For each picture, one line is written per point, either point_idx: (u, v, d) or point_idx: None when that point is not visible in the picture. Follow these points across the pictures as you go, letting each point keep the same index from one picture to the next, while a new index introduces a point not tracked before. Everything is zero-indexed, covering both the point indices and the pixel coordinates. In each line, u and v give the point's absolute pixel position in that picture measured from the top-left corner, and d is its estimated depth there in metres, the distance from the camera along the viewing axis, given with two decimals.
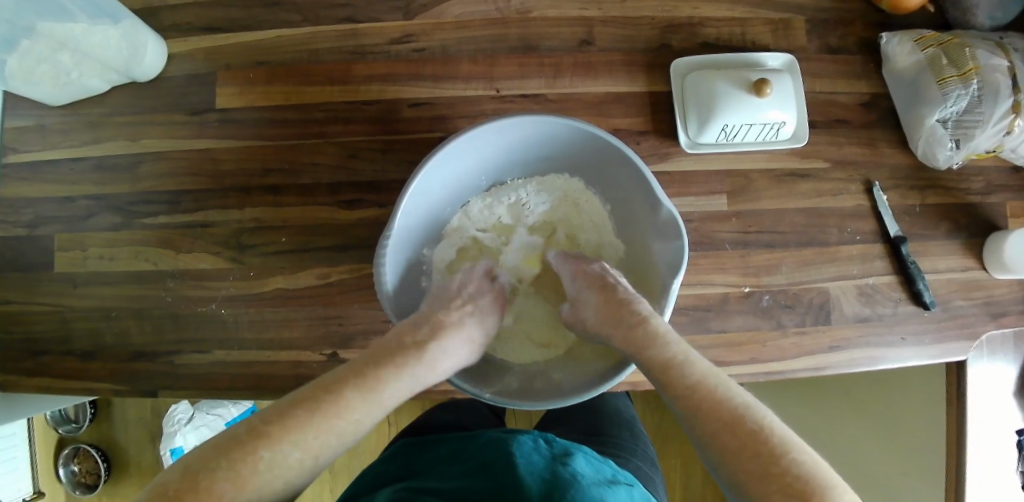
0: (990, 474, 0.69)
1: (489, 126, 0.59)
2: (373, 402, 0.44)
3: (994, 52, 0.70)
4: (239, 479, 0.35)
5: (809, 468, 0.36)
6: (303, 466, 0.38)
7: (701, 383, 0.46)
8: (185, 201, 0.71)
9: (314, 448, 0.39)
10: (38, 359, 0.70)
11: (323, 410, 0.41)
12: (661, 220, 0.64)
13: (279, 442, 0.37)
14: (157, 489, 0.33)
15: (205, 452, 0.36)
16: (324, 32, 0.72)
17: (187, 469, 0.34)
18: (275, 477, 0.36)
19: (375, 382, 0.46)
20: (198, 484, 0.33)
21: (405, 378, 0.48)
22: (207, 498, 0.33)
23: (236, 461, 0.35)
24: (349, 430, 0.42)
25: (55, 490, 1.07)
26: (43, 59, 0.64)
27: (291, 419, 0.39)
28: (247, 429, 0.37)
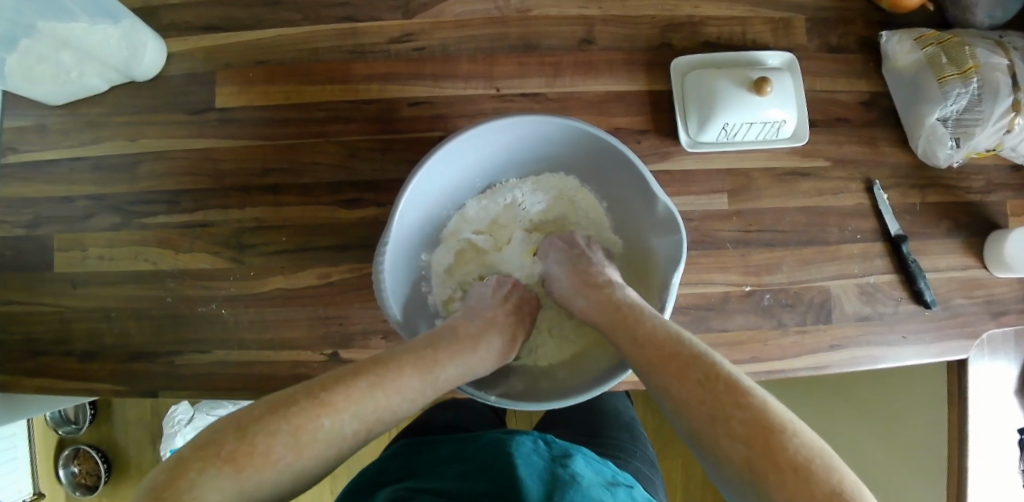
0: (991, 472, 0.69)
1: (485, 126, 0.59)
2: (427, 384, 0.47)
3: (993, 50, 0.70)
4: (298, 443, 0.36)
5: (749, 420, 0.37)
6: (356, 436, 0.40)
7: (657, 336, 0.47)
8: (185, 201, 0.71)
9: (370, 421, 0.41)
10: (37, 359, 0.70)
11: (385, 385, 0.43)
12: (659, 216, 0.63)
13: (341, 412, 0.39)
14: (216, 440, 0.35)
15: (261, 411, 0.37)
16: (323, 31, 0.72)
17: (241, 429, 0.36)
18: (331, 444, 0.38)
19: (433, 366, 0.48)
20: (253, 448, 0.35)
21: (459, 365, 0.51)
22: (263, 461, 0.35)
23: (295, 427, 0.37)
24: (403, 408, 0.44)
25: (55, 492, 1.07)
26: (43, 59, 0.64)
27: (353, 390, 0.41)
28: (309, 394, 0.39)
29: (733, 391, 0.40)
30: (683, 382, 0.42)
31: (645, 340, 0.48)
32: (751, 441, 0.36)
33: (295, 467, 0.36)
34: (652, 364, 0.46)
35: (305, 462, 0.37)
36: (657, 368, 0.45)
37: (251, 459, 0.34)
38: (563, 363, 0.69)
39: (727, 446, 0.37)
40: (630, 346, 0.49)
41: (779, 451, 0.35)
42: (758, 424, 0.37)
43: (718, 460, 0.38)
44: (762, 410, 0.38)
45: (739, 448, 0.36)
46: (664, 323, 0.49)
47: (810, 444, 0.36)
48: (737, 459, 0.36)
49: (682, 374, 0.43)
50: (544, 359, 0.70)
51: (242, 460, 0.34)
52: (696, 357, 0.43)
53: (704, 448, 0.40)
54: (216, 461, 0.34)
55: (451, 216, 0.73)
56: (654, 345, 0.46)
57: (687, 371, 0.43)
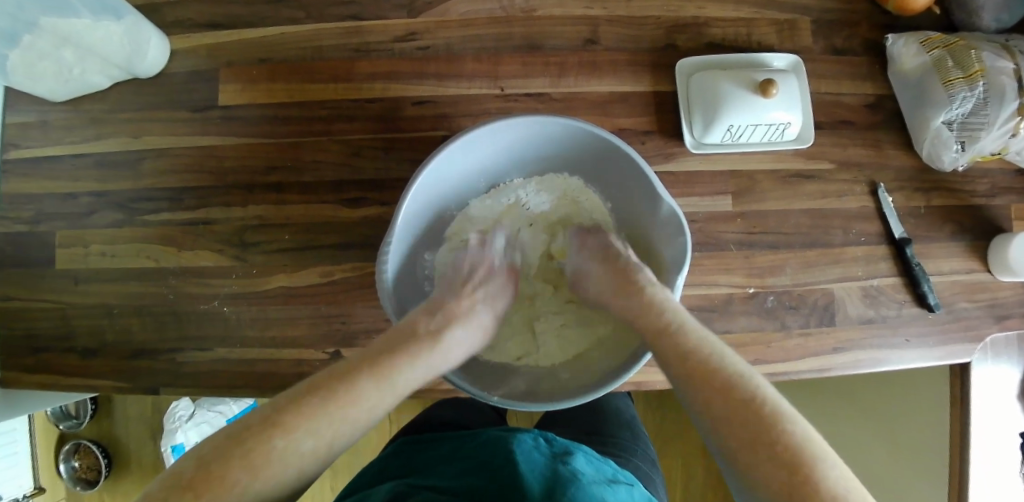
0: (994, 476, 0.69)
1: (489, 127, 0.59)
2: (387, 389, 0.45)
3: (999, 54, 0.70)
4: (253, 467, 0.36)
5: (797, 441, 0.37)
6: (316, 454, 0.39)
7: (699, 349, 0.46)
8: (187, 198, 0.70)
9: (327, 436, 0.40)
10: (38, 355, 0.70)
11: (338, 398, 0.42)
12: (664, 217, 0.63)
13: (294, 431, 0.38)
14: (174, 476, 0.35)
15: (218, 442, 0.37)
16: (328, 29, 0.72)
17: (200, 458, 0.36)
18: (289, 465, 0.37)
19: (388, 368, 0.46)
20: (210, 475, 0.35)
21: (419, 365, 0.49)
22: (221, 486, 0.34)
23: (250, 450, 0.36)
24: (364, 418, 0.42)
25: (56, 486, 1.07)
26: (46, 55, 0.63)
27: (305, 407, 0.40)
28: (261, 419, 0.39)
29: (777, 418, 0.38)
30: (727, 396, 0.41)
31: (683, 349, 0.46)
32: (795, 469, 0.35)
33: (255, 491, 0.36)
34: (692, 373, 0.44)
35: (264, 487, 0.36)
36: (696, 380, 0.43)
37: (208, 485, 0.34)
38: (565, 364, 0.69)
39: (768, 471, 0.36)
40: (668, 351, 0.47)
41: (823, 485, 0.34)
42: (803, 457, 0.36)
43: (752, 484, 0.37)
44: (807, 442, 0.37)
45: (780, 474, 0.35)
46: (704, 336, 0.47)
47: (850, 482, 0.35)
48: (776, 485, 0.35)
49: (726, 389, 0.41)
50: (546, 359, 0.69)
51: (200, 488, 0.34)
52: (741, 376, 0.42)
53: (738, 470, 0.38)
54: (175, 492, 0.33)
55: (454, 215, 0.73)
56: (694, 356, 0.45)
57: (731, 387, 0.41)
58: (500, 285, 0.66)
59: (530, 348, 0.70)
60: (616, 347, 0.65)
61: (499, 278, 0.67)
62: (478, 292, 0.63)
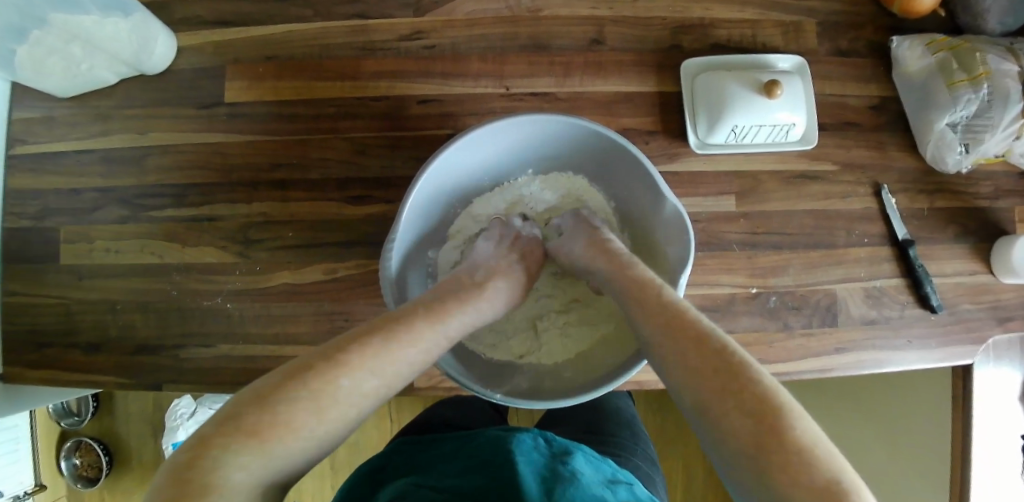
0: (995, 478, 0.69)
1: (496, 124, 0.59)
2: (440, 333, 0.46)
3: (1004, 57, 0.69)
4: (319, 408, 0.34)
5: (762, 389, 0.34)
6: (377, 394, 0.38)
7: (678, 311, 0.44)
8: (192, 194, 0.70)
9: (388, 377, 0.39)
10: (43, 350, 0.70)
11: (397, 339, 0.41)
12: (667, 216, 0.63)
13: (359, 370, 0.37)
14: (232, 417, 0.32)
15: (277, 380, 0.35)
16: (335, 27, 0.72)
17: (257, 400, 0.33)
18: (353, 405, 0.36)
19: (442, 315, 0.47)
20: (275, 417, 0.32)
21: (468, 314, 0.50)
22: (287, 428, 0.32)
23: (317, 389, 0.34)
24: (419, 361, 0.42)
25: (56, 484, 1.07)
26: (54, 51, 0.64)
27: (367, 347, 0.39)
28: (322, 357, 0.37)
29: (747, 369, 0.36)
30: (700, 353, 0.39)
31: (658, 314, 0.45)
32: (759, 416, 0.33)
33: (320, 433, 0.34)
34: (668, 333, 0.42)
35: (329, 427, 0.35)
36: (671, 338, 0.42)
37: (274, 428, 0.32)
38: (567, 363, 0.69)
39: (734, 420, 0.34)
40: (646, 315, 0.46)
41: (787, 432, 0.31)
42: (771, 404, 0.33)
43: (720, 436, 0.34)
44: (773, 390, 0.35)
45: (745, 423, 0.33)
46: (680, 301, 0.46)
47: (815, 433, 0.32)
48: (743, 433, 0.33)
49: (699, 345, 0.39)
50: (548, 358, 0.69)
51: (265, 431, 0.32)
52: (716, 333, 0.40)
53: (707, 425, 0.36)
54: (239, 435, 0.31)
55: (458, 212, 0.73)
56: (669, 319, 0.43)
57: (705, 343, 0.39)
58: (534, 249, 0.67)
59: (532, 346, 0.70)
60: (618, 348, 0.65)
61: (531, 245, 0.67)
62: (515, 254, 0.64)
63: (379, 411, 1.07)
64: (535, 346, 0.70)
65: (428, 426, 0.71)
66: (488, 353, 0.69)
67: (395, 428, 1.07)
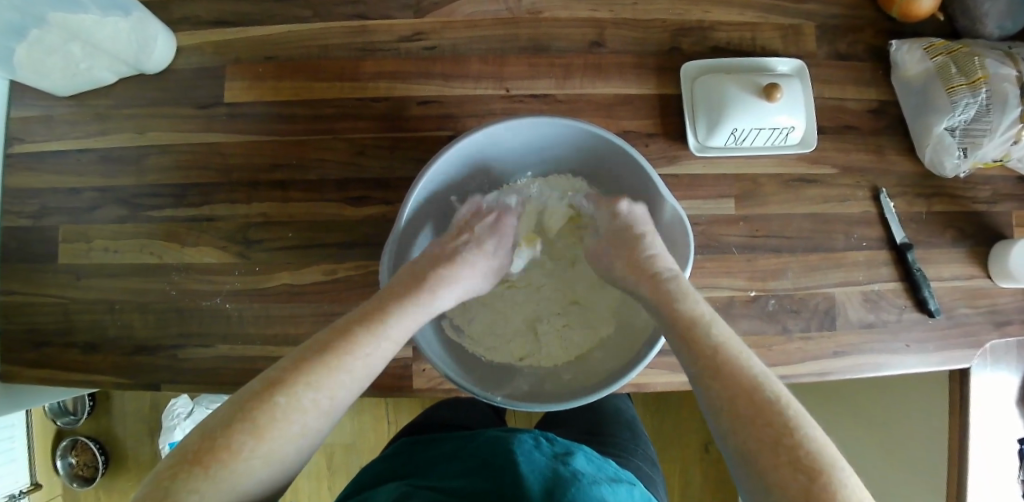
0: (992, 481, 0.69)
1: (485, 130, 0.59)
2: (382, 337, 0.46)
3: (1002, 61, 0.70)
4: (258, 429, 0.36)
5: (816, 445, 0.35)
6: (320, 408, 0.39)
7: (719, 348, 0.43)
8: (191, 194, 0.70)
9: (328, 389, 0.40)
10: (39, 350, 0.70)
11: (332, 352, 0.42)
12: (667, 218, 0.63)
13: (294, 386, 0.38)
14: (179, 454, 0.34)
15: (221, 412, 0.37)
16: (335, 28, 0.72)
17: (203, 433, 0.35)
18: (293, 421, 0.37)
19: (378, 319, 0.47)
20: (218, 442, 0.34)
21: (411, 311, 0.50)
22: (228, 452, 0.34)
23: (252, 413, 0.36)
24: (364, 366, 0.43)
25: (53, 483, 1.07)
26: (53, 51, 0.64)
27: (304, 364, 0.40)
28: (260, 384, 0.39)
29: (793, 421, 0.36)
30: (747, 397, 0.38)
31: (701, 348, 0.44)
32: (814, 472, 0.33)
33: (266, 451, 0.35)
34: (711, 372, 0.42)
35: (274, 446, 0.36)
36: (712, 377, 0.41)
37: (215, 454, 0.34)
38: (567, 366, 0.68)
39: (785, 474, 0.34)
40: (688, 349, 0.45)
41: (838, 492, 0.32)
42: (822, 461, 0.34)
43: (765, 485, 0.35)
44: (822, 446, 0.35)
45: (798, 477, 0.33)
46: (726, 336, 0.45)
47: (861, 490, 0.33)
48: (791, 488, 0.33)
49: (745, 390, 0.39)
50: (547, 360, 0.69)
51: (207, 458, 0.33)
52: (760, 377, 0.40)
53: (751, 473, 0.36)
54: (184, 464, 0.33)
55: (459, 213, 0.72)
56: (713, 357, 0.42)
57: (753, 388, 0.39)
58: (491, 224, 0.65)
59: (534, 347, 0.70)
60: (621, 350, 0.66)
61: (488, 215, 0.66)
62: (466, 235, 0.63)
63: (377, 412, 1.07)
64: (535, 348, 0.70)
65: (426, 429, 0.71)
66: (488, 355, 0.68)
67: (392, 428, 1.07)
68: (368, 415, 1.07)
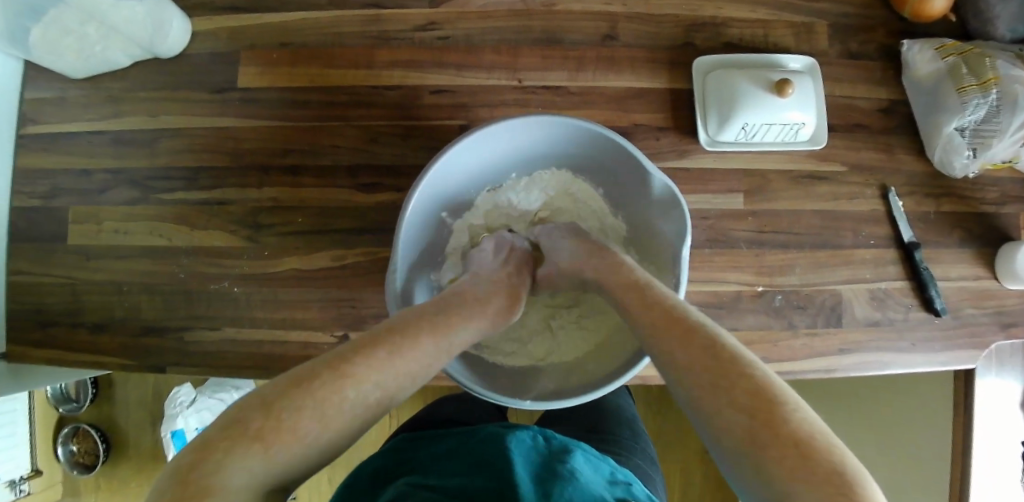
0: (997, 483, 0.69)
1: (491, 128, 0.59)
2: (442, 349, 0.44)
3: (1013, 63, 0.70)
4: (325, 416, 0.32)
5: (757, 381, 0.34)
6: (380, 406, 0.36)
7: (666, 310, 0.45)
8: (203, 178, 0.71)
9: (392, 390, 0.37)
10: (47, 330, 0.70)
11: (400, 352, 0.39)
12: (660, 195, 0.64)
13: (363, 380, 0.35)
14: (235, 422, 0.29)
15: (283, 385, 0.33)
16: (350, 16, 0.72)
17: (264, 404, 0.31)
18: (357, 415, 0.34)
19: (445, 328, 0.45)
20: (281, 421, 0.30)
21: (472, 328, 0.48)
22: (293, 435, 0.30)
23: (321, 397, 0.32)
24: (422, 374, 0.41)
25: (53, 470, 1.06)
26: (70, 31, 0.64)
27: (373, 360, 0.37)
28: (327, 366, 0.35)
29: (737, 361, 0.36)
30: (687, 350, 0.39)
31: (654, 313, 0.45)
32: (753, 410, 0.32)
33: (327, 443, 0.32)
34: (658, 331, 0.43)
35: (332, 438, 0.32)
36: (669, 340, 0.41)
37: (279, 434, 0.30)
38: (585, 356, 0.69)
39: (727, 416, 0.33)
40: (639, 314, 0.47)
41: (778, 420, 0.31)
42: (761, 397, 0.33)
43: (716, 434, 0.34)
44: (769, 383, 0.34)
45: (738, 417, 0.32)
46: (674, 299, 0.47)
47: (809, 420, 0.31)
48: (735, 430, 0.32)
49: (687, 343, 0.40)
50: (566, 355, 0.70)
51: (270, 436, 0.29)
52: (716, 335, 0.40)
53: (704, 422, 0.35)
54: (244, 439, 0.28)
55: (452, 226, 0.73)
56: (663, 318, 0.44)
57: (693, 338, 0.40)
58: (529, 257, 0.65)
59: (550, 345, 0.71)
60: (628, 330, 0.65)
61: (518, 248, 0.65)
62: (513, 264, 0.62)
63: None
64: (551, 346, 0.71)
65: (431, 421, 0.71)
66: (511, 362, 0.69)
67: (394, 423, 1.07)
68: None
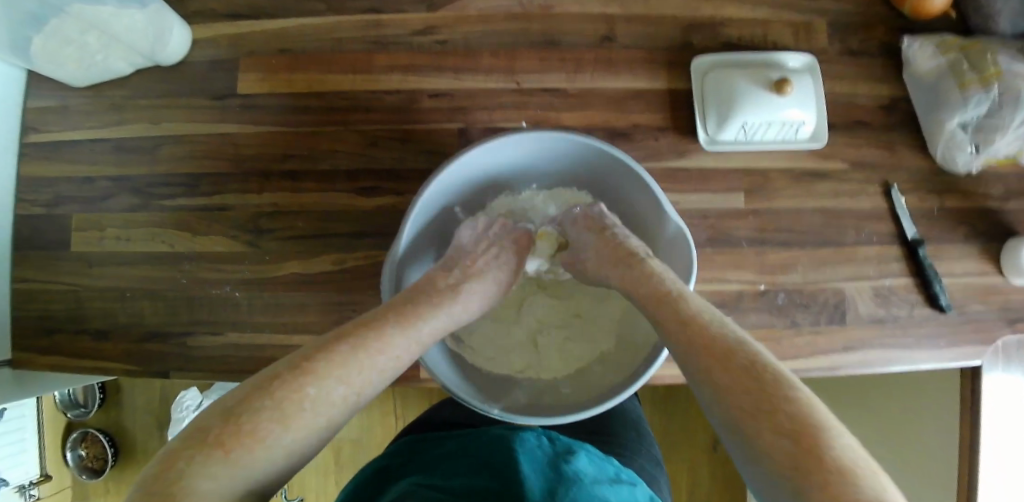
0: (1010, 484, 0.67)
1: (504, 139, 0.61)
2: (409, 338, 0.47)
3: (1016, 58, 0.69)
4: (285, 417, 0.35)
5: (800, 405, 0.35)
6: (345, 402, 0.39)
7: (698, 321, 0.45)
8: (204, 184, 0.71)
9: (357, 384, 0.40)
10: (52, 336, 0.71)
11: (364, 347, 0.42)
12: (671, 235, 0.64)
13: (326, 379, 0.38)
14: (198, 433, 0.33)
15: (246, 393, 0.36)
16: (348, 22, 0.73)
17: (227, 413, 0.34)
18: (320, 414, 0.37)
19: (413, 319, 0.48)
20: (241, 428, 0.33)
21: (442, 317, 0.52)
22: (254, 438, 0.33)
23: (281, 401, 0.36)
24: (388, 365, 0.44)
25: (62, 475, 1.07)
26: (71, 41, 0.65)
27: (334, 355, 0.40)
28: (289, 369, 0.38)
29: (778, 383, 0.37)
30: (724, 367, 0.39)
31: (688, 323, 0.45)
32: (797, 437, 0.32)
33: (289, 441, 0.35)
34: (691, 344, 0.43)
35: (296, 436, 0.36)
36: (704, 353, 0.42)
37: (239, 439, 0.33)
38: (563, 379, 0.68)
39: (770, 439, 0.33)
40: (670, 324, 0.46)
41: (824, 449, 0.31)
42: (804, 423, 0.33)
43: (758, 457, 0.34)
44: (811, 407, 0.34)
45: (782, 442, 0.33)
46: (706, 310, 0.47)
47: (851, 449, 0.32)
48: (777, 454, 0.33)
49: (724, 359, 0.40)
50: (548, 373, 0.69)
51: (231, 442, 0.32)
52: (753, 352, 0.40)
53: (743, 442, 0.36)
54: (205, 445, 0.32)
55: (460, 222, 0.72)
56: (696, 330, 0.44)
57: (730, 355, 0.40)
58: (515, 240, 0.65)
59: (533, 359, 0.70)
60: (619, 370, 0.65)
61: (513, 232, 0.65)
62: (494, 248, 0.63)
63: (383, 408, 1.07)
64: (535, 359, 0.70)
65: (435, 422, 0.71)
66: (490, 367, 0.68)
67: (398, 426, 1.07)
68: (374, 412, 1.07)
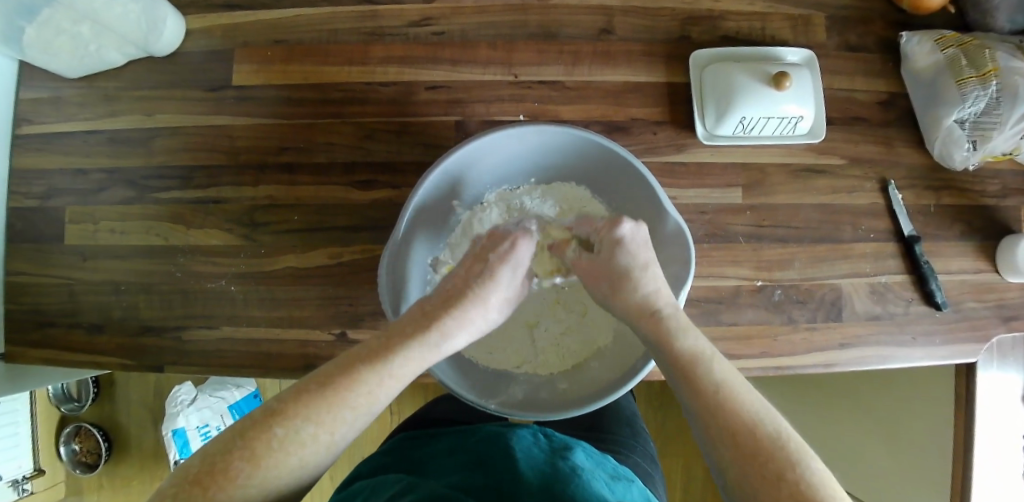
0: (999, 479, 0.69)
1: (496, 135, 0.61)
2: (386, 376, 0.43)
3: (1013, 54, 0.70)
4: (255, 456, 0.36)
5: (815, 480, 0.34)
6: (319, 441, 0.38)
7: (721, 381, 0.42)
8: (198, 177, 0.70)
9: (328, 423, 0.39)
10: (44, 330, 0.70)
11: (335, 386, 0.40)
12: (668, 232, 0.64)
13: (294, 418, 0.38)
14: (180, 473, 0.35)
15: (225, 435, 0.37)
16: (343, 12, 0.72)
17: (206, 456, 0.36)
18: (291, 453, 0.37)
19: (387, 355, 0.44)
20: (216, 467, 0.35)
21: (419, 350, 0.46)
22: (225, 478, 0.34)
23: (252, 440, 0.36)
24: (362, 404, 0.41)
25: (55, 469, 1.05)
26: (63, 31, 0.65)
27: (305, 397, 0.39)
28: (263, 410, 0.38)
29: (796, 458, 0.35)
30: (746, 431, 0.37)
31: (708, 377, 0.42)
32: None
33: (262, 479, 0.35)
34: (708, 400, 0.40)
35: (270, 475, 0.36)
36: (721, 413, 0.39)
37: (215, 478, 0.34)
38: (561, 375, 0.69)
39: None
40: (683, 376, 0.43)
41: None
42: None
43: None
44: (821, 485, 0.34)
45: None
46: (726, 366, 0.44)
47: None
48: None
49: (747, 425, 0.37)
50: (545, 369, 0.69)
51: (207, 480, 0.34)
52: (778, 428, 0.37)
53: None
54: (185, 485, 0.34)
55: (460, 218, 0.72)
56: (715, 387, 0.41)
57: (754, 423, 0.38)
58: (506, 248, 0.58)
59: (529, 354, 0.70)
60: (613, 366, 0.66)
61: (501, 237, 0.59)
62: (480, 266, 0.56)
63: None
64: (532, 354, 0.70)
65: (431, 419, 0.70)
66: (487, 362, 0.69)
67: (395, 420, 1.07)
68: None
